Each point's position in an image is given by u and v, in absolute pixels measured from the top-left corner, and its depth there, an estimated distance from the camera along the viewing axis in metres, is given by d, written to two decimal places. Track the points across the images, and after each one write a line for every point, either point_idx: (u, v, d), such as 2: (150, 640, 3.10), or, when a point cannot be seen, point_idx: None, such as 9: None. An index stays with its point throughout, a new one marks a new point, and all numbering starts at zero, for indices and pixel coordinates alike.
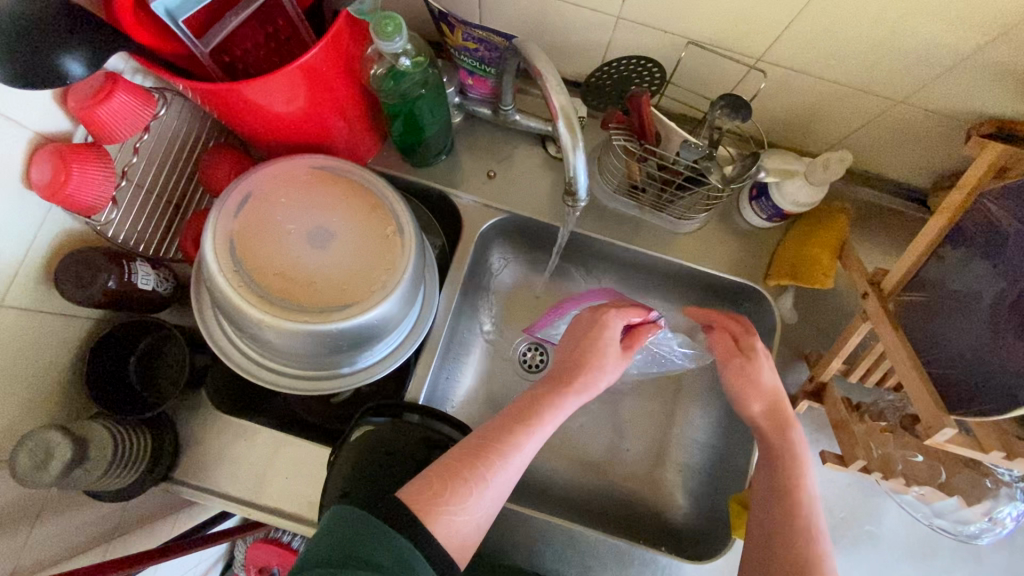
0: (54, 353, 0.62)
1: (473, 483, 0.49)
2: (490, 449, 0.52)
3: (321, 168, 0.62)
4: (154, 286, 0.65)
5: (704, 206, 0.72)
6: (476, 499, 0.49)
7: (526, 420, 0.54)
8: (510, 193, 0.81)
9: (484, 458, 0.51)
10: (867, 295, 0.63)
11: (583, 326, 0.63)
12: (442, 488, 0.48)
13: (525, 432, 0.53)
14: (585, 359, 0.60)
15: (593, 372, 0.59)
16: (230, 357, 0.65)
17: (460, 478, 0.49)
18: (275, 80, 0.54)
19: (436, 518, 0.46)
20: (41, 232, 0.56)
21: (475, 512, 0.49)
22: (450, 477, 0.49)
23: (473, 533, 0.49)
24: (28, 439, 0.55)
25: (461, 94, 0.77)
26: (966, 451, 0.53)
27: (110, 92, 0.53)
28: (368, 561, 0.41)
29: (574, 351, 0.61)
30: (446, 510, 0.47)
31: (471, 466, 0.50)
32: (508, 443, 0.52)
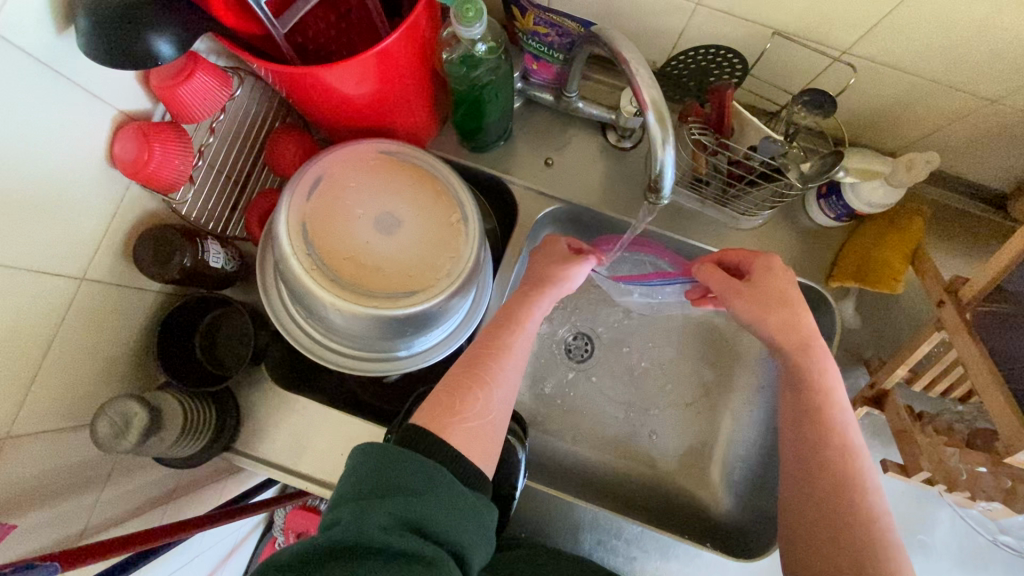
0: (126, 323, 0.64)
1: (478, 390, 0.51)
2: (489, 358, 0.55)
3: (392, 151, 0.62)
4: (223, 264, 0.66)
5: (771, 203, 0.70)
6: (485, 403, 0.51)
7: (507, 326, 0.58)
8: (567, 182, 0.80)
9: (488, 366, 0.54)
10: (943, 303, 0.61)
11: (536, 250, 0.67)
12: (454, 399, 0.50)
13: (510, 335, 0.57)
14: (545, 274, 0.63)
15: (557, 283, 0.62)
16: (294, 336, 0.66)
17: (468, 389, 0.52)
18: (351, 65, 0.54)
19: (450, 430, 0.48)
20: (120, 208, 0.58)
21: (485, 415, 0.51)
22: (457, 388, 0.52)
23: (490, 434, 0.50)
24: (108, 408, 0.58)
25: (524, 79, 0.76)
26: None
27: (191, 73, 0.53)
28: (399, 487, 0.41)
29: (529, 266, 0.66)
30: (459, 420, 0.49)
31: (472, 377, 0.53)
32: (496, 348, 0.56)
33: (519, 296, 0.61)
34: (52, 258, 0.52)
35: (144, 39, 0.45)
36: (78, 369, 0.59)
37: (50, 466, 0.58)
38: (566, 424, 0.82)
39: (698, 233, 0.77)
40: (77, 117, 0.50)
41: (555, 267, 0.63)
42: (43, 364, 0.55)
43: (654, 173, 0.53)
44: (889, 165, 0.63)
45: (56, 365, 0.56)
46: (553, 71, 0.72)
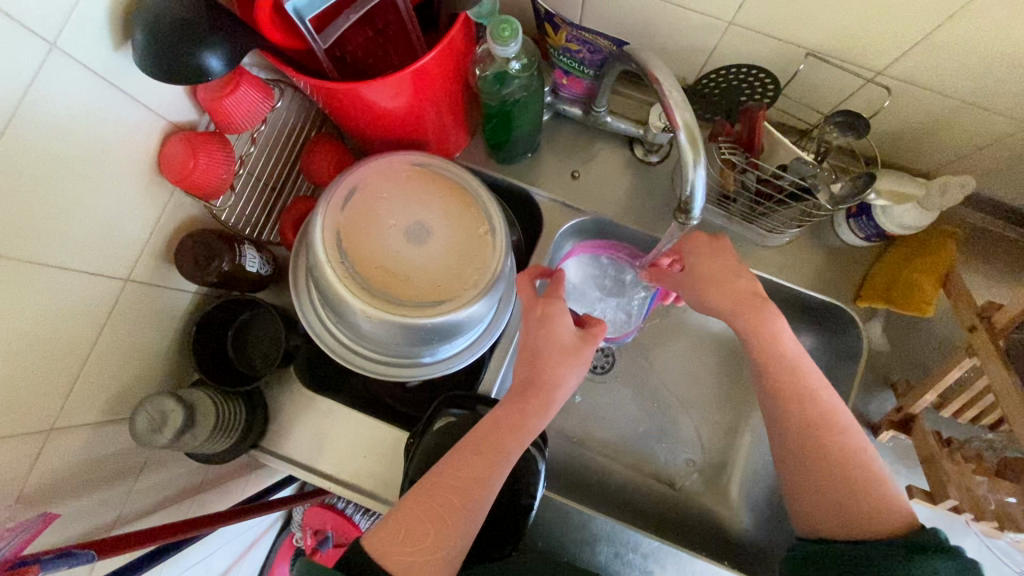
0: (164, 322, 0.66)
1: (435, 530, 0.50)
2: (455, 487, 0.52)
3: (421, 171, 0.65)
4: (259, 269, 0.68)
5: (799, 222, 0.69)
6: (439, 542, 0.50)
7: (486, 448, 0.54)
8: (593, 195, 0.81)
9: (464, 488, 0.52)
10: (975, 329, 0.60)
11: (539, 309, 0.61)
12: (407, 526, 0.50)
13: (490, 462, 0.54)
14: (540, 375, 0.57)
15: (550, 390, 0.57)
16: (323, 341, 0.68)
17: (424, 523, 0.50)
18: (390, 80, 0.55)
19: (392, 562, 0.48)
20: (165, 214, 0.60)
21: (439, 550, 0.50)
22: (415, 517, 0.50)
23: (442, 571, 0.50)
24: (146, 404, 0.61)
25: (553, 92, 0.76)
26: None
27: (237, 85, 0.55)
28: None
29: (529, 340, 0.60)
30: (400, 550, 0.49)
31: (433, 507, 0.51)
32: (468, 476, 0.53)
33: (507, 402, 0.57)
34: (101, 259, 0.55)
35: (197, 54, 0.48)
36: (119, 365, 0.62)
37: (89, 456, 0.61)
38: (585, 435, 0.83)
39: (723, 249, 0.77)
40: (130, 127, 0.53)
41: (550, 368, 0.58)
42: (89, 360, 0.58)
43: (684, 192, 0.54)
44: (921, 188, 0.62)
45: (100, 362, 0.59)
46: (583, 86, 0.73)
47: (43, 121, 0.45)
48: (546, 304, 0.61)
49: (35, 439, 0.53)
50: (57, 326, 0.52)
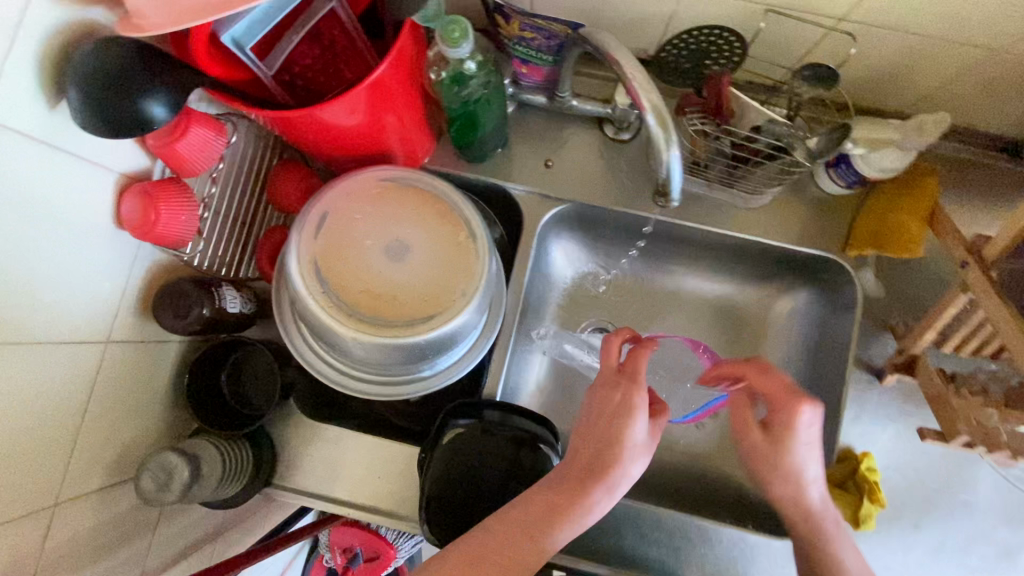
0: (155, 376, 0.65)
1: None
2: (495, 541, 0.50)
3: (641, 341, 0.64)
4: (240, 308, 0.66)
5: (777, 180, 0.71)
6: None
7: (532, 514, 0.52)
8: (570, 181, 0.79)
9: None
10: (967, 265, 0.60)
11: (624, 387, 0.59)
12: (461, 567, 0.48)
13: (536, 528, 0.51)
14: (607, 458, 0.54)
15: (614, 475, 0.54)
16: (319, 371, 0.67)
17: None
18: (345, 101, 0.54)
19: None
20: (134, 268, 0.58)
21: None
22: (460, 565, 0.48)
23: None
24: (149, 463, 0.60)
25: (514, 84, 0.74)
26: None
27: (186, 127, 0.53)
28: None
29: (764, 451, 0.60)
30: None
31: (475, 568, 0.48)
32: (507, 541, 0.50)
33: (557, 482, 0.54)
34: (74, 324, 0.53)
35: (138, 103, 0.46)
36: (114, 427, 0.60)
37: (98, 523, 0.59)
38: None
39: (699, 215, 0.78)
40: (81, 186, 0.51)
41: (617, 453, 0.55)
42: (82, 428, 0.56)
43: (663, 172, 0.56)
44: (898, 131, 0.62)
45: (93, 428, 0.57)
46: (544, 73, 0.70)
47: None
48: (626, 384, 0.59)
49: (42, 517, 0.52)
50: (39, 400, 0.50)
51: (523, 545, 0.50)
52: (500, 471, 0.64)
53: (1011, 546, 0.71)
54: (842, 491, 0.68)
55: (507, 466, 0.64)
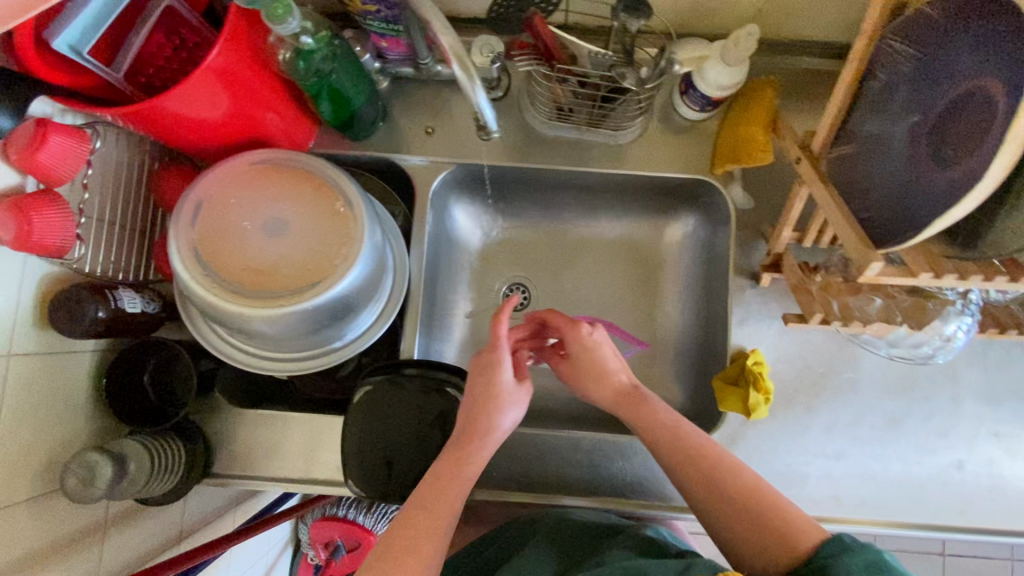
0: (72, 386, 0.68)
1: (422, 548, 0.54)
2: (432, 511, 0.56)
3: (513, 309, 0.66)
4: (143, 308, 0.69)
5: (641, 107, 0.75)
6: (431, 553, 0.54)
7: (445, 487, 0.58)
8: (454, 144, 0.83)
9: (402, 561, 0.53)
10: (800, 160, 0.67)
11: (489, 350, 0.65)
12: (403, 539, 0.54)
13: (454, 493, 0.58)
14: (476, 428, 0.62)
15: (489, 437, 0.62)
16: (231, 356, 0.71)
17: (417, 542, 0.54)
18: (194, 90, 0.57)
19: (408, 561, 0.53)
20: (25, 283, 0.61)
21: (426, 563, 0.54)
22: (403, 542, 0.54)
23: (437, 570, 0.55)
24: (71, 462, 0.63)
25: (381, 58, 0.77)
26: (899, 280, 0.54)
27: (44, 136, 0.55)
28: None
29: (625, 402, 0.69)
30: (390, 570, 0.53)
31: (418, 535, 0.55)
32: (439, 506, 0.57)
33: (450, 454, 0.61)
34: None
35: None
36: (35, 438, 0.63)
37: (35, 529, 0.62)
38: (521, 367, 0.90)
39: (577, 158, 0.83)
40: None
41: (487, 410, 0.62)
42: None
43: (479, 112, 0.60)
44: (710, 49, 0.68)
45: (12, 441, 0.60)
46: (404, 44, 0.74)
47: None
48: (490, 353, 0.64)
49: None
50: None
51: (446, 495, 0.58)
52: (414, 420, 0.68)
53: (897, 414, 0.78)
54: (735, 387, 0.74)
55: (420, 412, 0.69)
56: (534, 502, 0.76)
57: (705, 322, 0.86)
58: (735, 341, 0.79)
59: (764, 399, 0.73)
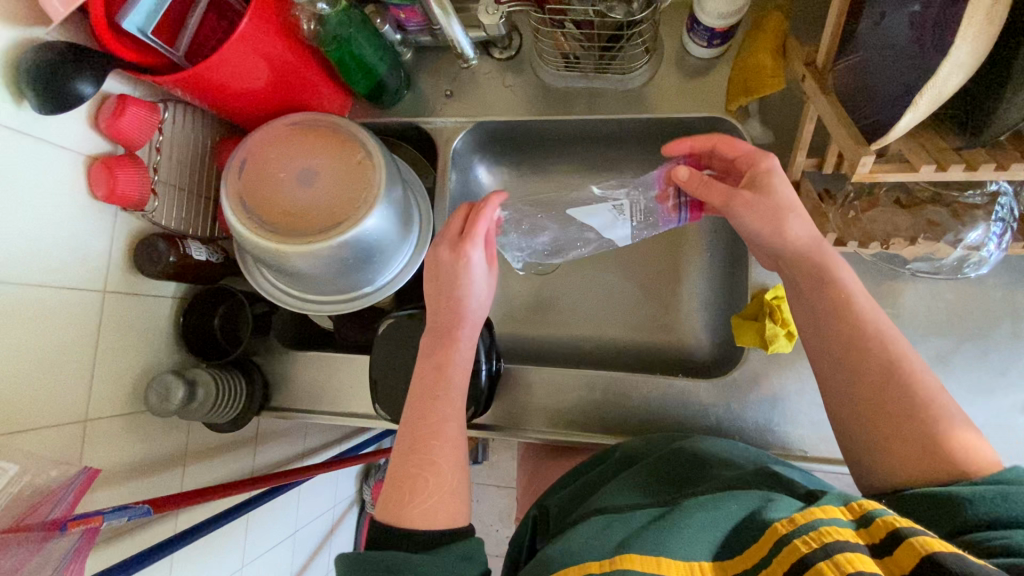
0: (156, 325, 0.81)
1: (427, 498, 0.52)
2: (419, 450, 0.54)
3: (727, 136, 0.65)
4: (208, 256, 0.82)
5: (644, 47, 0.79)
6: (434, 492, 0.52)
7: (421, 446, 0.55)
8: (472, 104, 0.89)
9: (420, 491, 0.52)
10: (805, 77, 0.63)
11: (455, 248, 0.61)
12: (407, 488, 0.53)
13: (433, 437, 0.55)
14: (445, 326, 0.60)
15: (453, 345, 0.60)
16: (277, 299, 0.80)
17: (418, 480, 0.53)
18: (235, 58, 0.68)
19: (406, 516, 0.51)
20: (116, 232, 0.74)
21: (426, 502, 0.52)
22: (403, 480, 0.53)
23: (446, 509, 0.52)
24: (152, 381, 0.75)
25: (402, 30, 0.86)
26: (898, 176, 0.52)
27: (124, 107, 0.69)
28: (573, 479, 0.71)
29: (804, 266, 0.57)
30: (415, 510, 0.51)
31: (424, 486, 0.52)
32: (421, 457, 0.54)
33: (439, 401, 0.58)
34: (71, 276, 0.68)
35: (73, 85, 0.61)
36: (125, 363, 0.76)
37: (126, 438, 0.75)
38: (545, 317, 0.94)
39: (589, 106, 0.85)
40: (57, 166, 0.66)
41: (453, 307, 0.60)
42: (97, 360, 0.72)
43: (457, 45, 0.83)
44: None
45: (107, 364, 0.73)
46: (419, 13, 0.81)
47: None
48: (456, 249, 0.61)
49: (74, 429, 0.68)
50: (52, 332, 0.66)
51: (426, 447, 0.55)
52: None
53: (944, 351, 0.71)
54: (754, 321, 0.74)
55: None
56: (551, 435, 0.79)
57: (729, 265, 0.84)
58: (756, 278, 0.77)
59: (778, 344, 0.72)
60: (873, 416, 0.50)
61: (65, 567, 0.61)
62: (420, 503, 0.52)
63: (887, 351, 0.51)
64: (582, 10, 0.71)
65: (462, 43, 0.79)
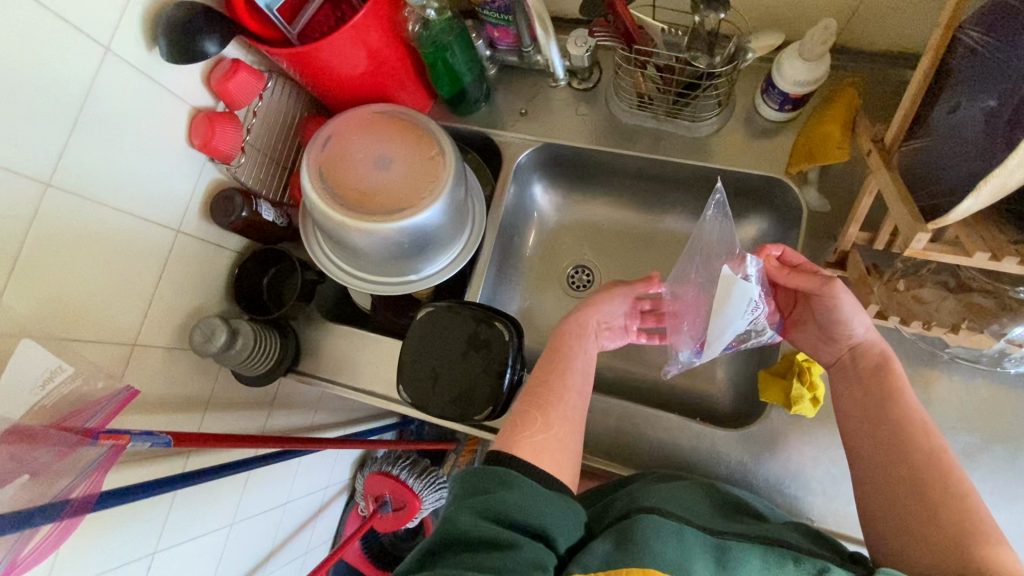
0: (213, 272, 0.86)
1: (539, 427, 0.63)
2: (535, 407, 0.66)
3: (783, 249, 0.71)
4: (274, 218, 0.88)
5: (717, 101, 0.82)
6: (546, 422, 0.64)
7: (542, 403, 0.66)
8: (542, 125, 0.93)
9: (530, 424, 0.63)
10: (871, 153, 0.66)
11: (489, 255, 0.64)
12: (521, 422, 0.64)
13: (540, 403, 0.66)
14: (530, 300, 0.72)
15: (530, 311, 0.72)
16: (327, 269, 0.84)
17: (531, 414, 0.64)
18: (342, 45, 0.74)
19: (521, 441, 0.61)
20: (200, 179, 0.80)
21: (547, 428, 0.63)
22: (527, 410, 0.65)
23: (551, 445, 0.62)
24: (199, 322, 0.78)
25: (492, 48, 0.92)
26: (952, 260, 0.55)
27: (235, 70, 0.76)
28: (616, 484, 0.75)
29: (862, 366, 0.66)
30: (526, 437, 0.62)
31: (541, 414, 0.65)
32: (539, 405, 0.66)
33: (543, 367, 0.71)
34: (155, 210, 0.74)
35: (200, 42, 0.67)
36: (179, 301, 0.81)
37: (164, 370, 0.79)
38: None
39: (654, 146, 0.88)
40: (167, 110, 0.73)
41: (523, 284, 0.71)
42: (158, 292, 0.77)
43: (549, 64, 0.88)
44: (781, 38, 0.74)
45: (165, 297, 0.78)
46: (513, 35, 0.87)
47: (104, 105, 0.65)
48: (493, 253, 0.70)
49: (124, 350, 0.72)
50: (128, 258, 0.71)
51: (534, 404, 0.66)
52: (462, 341, 0.79)
53: (972, 448, 0.70)
54: (780, 379, 0.75)
55: (469, 337, 0.79)
56: None
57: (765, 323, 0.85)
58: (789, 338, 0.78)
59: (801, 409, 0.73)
60: (924, 499, 0.55)
61: (82, 480, 0.63)
62: (534, 435, 0.62)
63: (926, 441, 0.58)
64: (668, 54, 0.76)
65: (556, 65, 0.84)
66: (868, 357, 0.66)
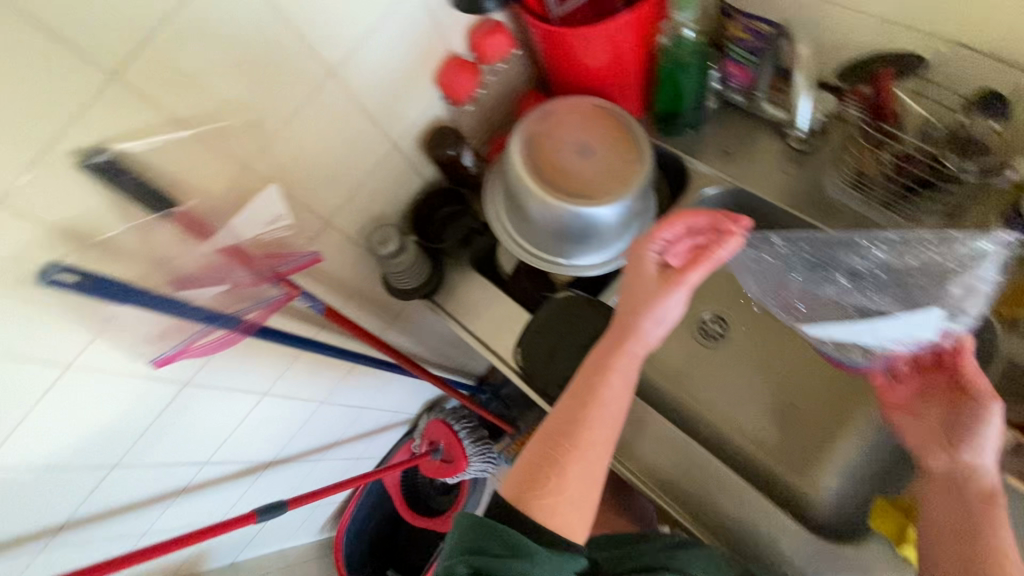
0: (403, 190, 0.98)
1: (552, 483, 0.65)
2: (556, 449, 0.67)
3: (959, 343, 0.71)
4: (469, 164, 0.97)
5: (948, 213, 0.74)
6: (561, 484, 0.65)
7: (572, 442, 0.67)
8: (741, 169, 0.93)
9: (543, 486, 0.65)
10: None
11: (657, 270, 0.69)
12: (533, 480, 0.66)
13: (584, 413, 0.68)
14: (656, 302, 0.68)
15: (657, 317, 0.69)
16: (493, 224, 0.91)
17: (548, 470, 0.66)
18: (593, 36, 0.79)
19: (530, 504, 0.64)
20: (428, 110, 0.91)
21: (558, 491, 0.65)
22: (548, 463, 0.66)
23: (565, 506, 0.65)
24: (381, 226, 0.90)
25: (724, 83, 0.93)
26: None
27: (495, 31, 0.85)
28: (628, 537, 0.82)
29: (969, 492, 0.66)
30: (538, 500, 0.65)
31: (554, 473, 0.66)
32: (560, 458, 0.66)
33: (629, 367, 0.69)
34: (388, 123, 0.86)
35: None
36: (371, 203, 0.93)
37: (338, 253, 0.92)
38: (682, 381, 0.94)
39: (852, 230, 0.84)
40: (433, 46, 0.84)
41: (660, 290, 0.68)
42: (361, 189, 0.89)
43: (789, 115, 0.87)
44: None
45: (364, 195, 0.90)
46: (747, 75, 0.87)
47: (396, 26, 0.77)
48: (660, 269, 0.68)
49: (320, 224, 0.86)
50: (355, 153, 0.84)
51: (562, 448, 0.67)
52: (587, 335, 0.82)
53: None
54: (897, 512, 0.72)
55: (595, 333, 0.82)
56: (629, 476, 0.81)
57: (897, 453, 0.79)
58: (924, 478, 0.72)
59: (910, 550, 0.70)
60: None
61: (259, 307, 0.78)
62: (543, 497, 0.65)
63: None
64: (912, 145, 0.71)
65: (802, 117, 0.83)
66: (977, 486, 0.66)
